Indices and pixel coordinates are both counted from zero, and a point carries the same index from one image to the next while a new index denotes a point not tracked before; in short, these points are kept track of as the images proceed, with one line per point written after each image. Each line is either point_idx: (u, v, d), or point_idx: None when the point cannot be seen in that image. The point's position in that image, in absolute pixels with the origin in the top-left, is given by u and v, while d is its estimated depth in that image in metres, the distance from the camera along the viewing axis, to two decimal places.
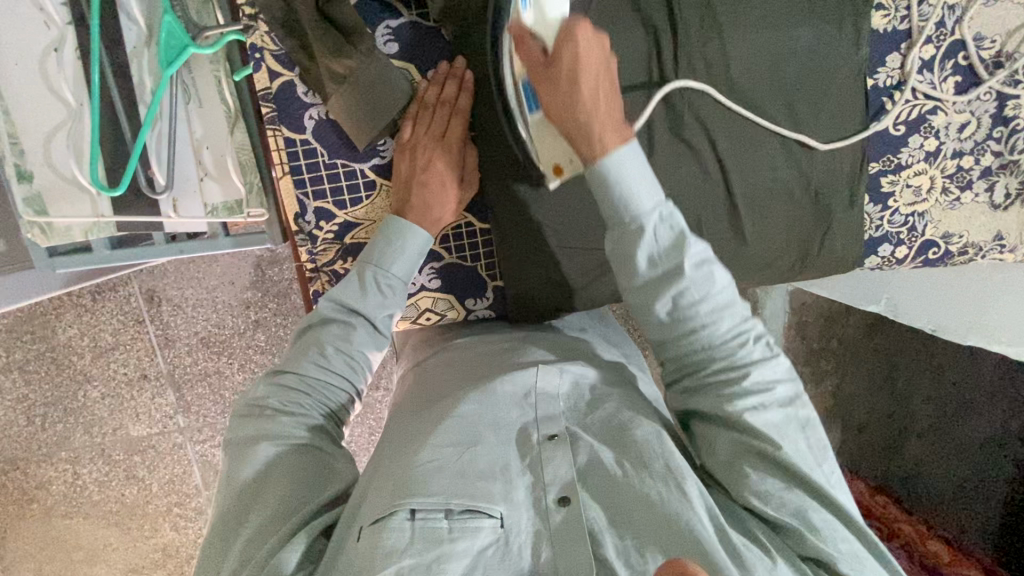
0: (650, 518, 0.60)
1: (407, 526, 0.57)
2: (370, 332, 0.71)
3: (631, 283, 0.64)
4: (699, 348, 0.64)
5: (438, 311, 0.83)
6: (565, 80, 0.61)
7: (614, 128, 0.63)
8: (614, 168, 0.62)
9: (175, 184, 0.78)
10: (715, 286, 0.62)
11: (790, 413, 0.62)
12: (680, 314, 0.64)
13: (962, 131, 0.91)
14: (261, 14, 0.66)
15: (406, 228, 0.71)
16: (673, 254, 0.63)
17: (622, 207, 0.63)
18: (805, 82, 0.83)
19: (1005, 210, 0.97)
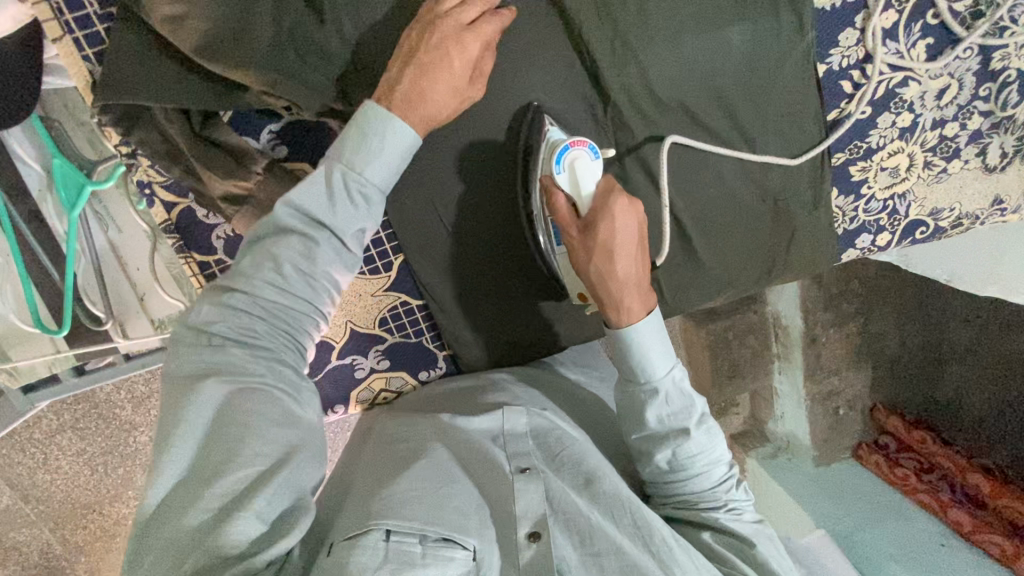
0: (620, 561, 0.58)
1: (380, 545, 0.54)
2: (338, 251, 0.58)
3: (636, 432, 0.65)
4: (693, 488, 0.65)
5: (393, 389, 0.82)
6: (598, 253, 0.62)
7: (640, 297, 0.64)
8: (639, 333, 0.63)
9: (116, 311, 0.79)
10: (714, 444, 0.64)
11: (761, 532, 0.65)
12: (678, 465, 0.64)
13: (941, 97, 0.80)
14: (139, 149, 0.63)
15: (385, 121, 0.57)
16: (681, 416, 0.64)
17: (638, 369, 0.64)
18: (747, 84, 0.74)
19: (1003, 170, 0.86)
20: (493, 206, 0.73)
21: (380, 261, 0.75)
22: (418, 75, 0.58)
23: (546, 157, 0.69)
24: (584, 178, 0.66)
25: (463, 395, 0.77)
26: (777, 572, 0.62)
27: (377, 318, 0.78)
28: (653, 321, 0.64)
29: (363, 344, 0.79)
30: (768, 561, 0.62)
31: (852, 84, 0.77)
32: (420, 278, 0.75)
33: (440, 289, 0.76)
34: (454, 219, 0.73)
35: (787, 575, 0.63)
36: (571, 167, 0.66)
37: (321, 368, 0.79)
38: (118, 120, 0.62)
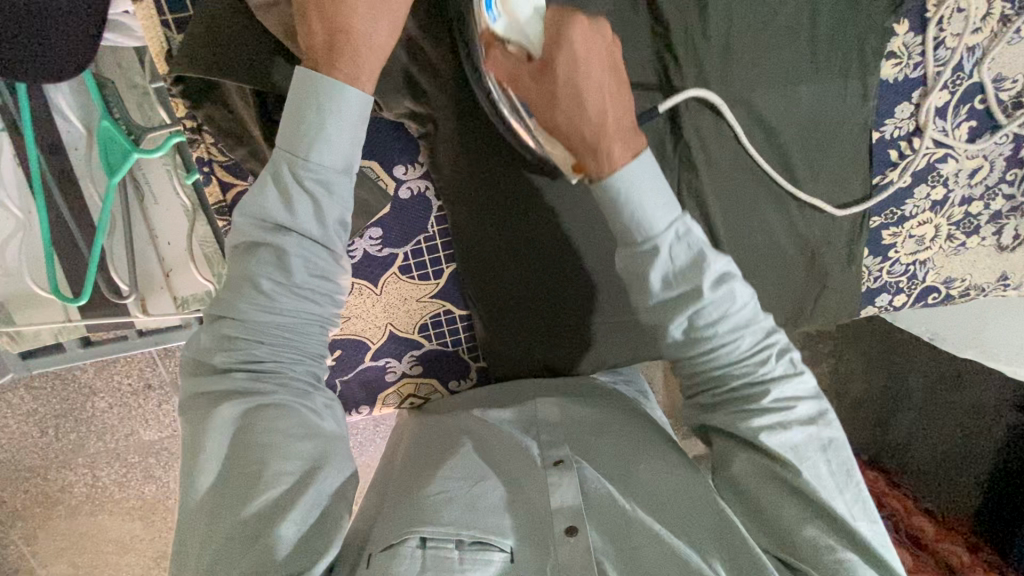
0: (660, 550, 0.54)
1: (416, 554, 0.53)
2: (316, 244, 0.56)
3: (644, 305, 0.58)
4: (723, 363, 0.58)
5: (421, 395, 0.81)
6: (563, 92, 0.57)
7: (624, 142, 0.57)
8: (627, 176, 0.55)
9: (140, 284, 0.75)
10: (736, 303, 0.57)
11: (812, 431, 0.57)
12: (695, 335, 0.58)
13: (973, 176, 0.85)
14: (205, 125, 0.60)
15: (312, 84, 0.53)
16: (692, 275, 0.56)
17: (634, 226, 0.56)
18: (806, 140, 0.77)
19: (1013, 251, 0.92)
20: (565, 224, 0.73)
21: (432, 268, 0.74)
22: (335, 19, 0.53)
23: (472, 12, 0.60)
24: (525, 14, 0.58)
25: (507, 394, 0.75)
26: (822, 489, 0.55)
27: (419, 325, 0.77)
28: (643, 167, 0.56)
29: (399, 347, 0.77)
30: (812, 483, 0.55)
31: (898, 154, 0.81)
32: (466, 281, 0.75)
33: (481, 291, 0.75)
34: (507, 223, 0.72)
35: (836, 484, 0.56)
36: (507, 7, 0.57)
37: (352, 367, 0.77)
38: (189, 94, 0.59)
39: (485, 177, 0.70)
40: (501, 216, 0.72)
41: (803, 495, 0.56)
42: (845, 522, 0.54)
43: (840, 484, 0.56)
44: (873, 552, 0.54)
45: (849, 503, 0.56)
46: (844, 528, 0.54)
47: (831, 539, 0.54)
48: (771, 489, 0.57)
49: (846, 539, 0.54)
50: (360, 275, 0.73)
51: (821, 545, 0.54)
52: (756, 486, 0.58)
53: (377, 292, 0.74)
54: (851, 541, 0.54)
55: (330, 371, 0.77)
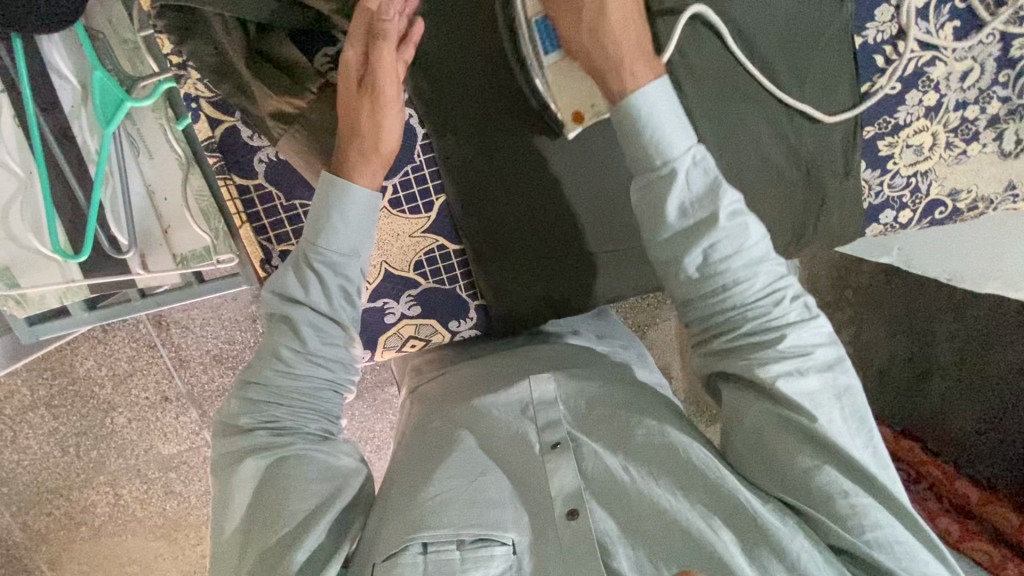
0: (661, 521, 0.56)
1: (419, 560, 0.53)
2: (327, 317, 0.61)
3: (658, 237, 0.60)
4: (737, 300, 0.58)
5: (422, 337, 0.80)
6: (586, 13, 0.60)
7: (645, 64, 0.61)
8: (646, 103, 0.59)
9: (139, 241, 0.76)
10: (751, 237, 0.58)
11: (827, 377, 0.56)
12: (711, 269, 0.58)
13: (965, 79, 0.84)
14: (190, 60, 0.62)
15: (341, 190, 0.61)
16: (706, 202, 0.58)
17: (653, 146, 0.59)
18: (788, 52, 0.77)
19: (1018, 157, 0.90)
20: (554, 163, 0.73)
21: (422, 201, 0.75)
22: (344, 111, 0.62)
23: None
24: None
25: (503, 368, 0.74)
26: (839, 434, 0.55)
27: (413, 261, 0.77)
28: (664, 92, 0.60)
29: (396, 288, 0.77)
30: (828, 432, 0.54)
31: (884, 59, 0.80)
32: (455, 217, 0.75)
33: (477, 231, 0.75)
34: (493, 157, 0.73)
35: (853, 428, 0.55)
36: None
37: None
38: (173, 28, 0.61)
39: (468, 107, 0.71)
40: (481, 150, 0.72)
41: (812, 446, 0.56)
42: (858, 464, 0.54)
43: (854, 430, 0.55)
44: (880, 492, 0.54)
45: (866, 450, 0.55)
46: (854, 469, 0.55)
47: (839, 478, 0.54)
48: (781, 436, 0.56)
49: (851, 473, 0.55)
50: None
51: (835, 492, 0.54)
52: (770, 445, 0.57)
53: None
54: (862, 484, 0.55)
55: None
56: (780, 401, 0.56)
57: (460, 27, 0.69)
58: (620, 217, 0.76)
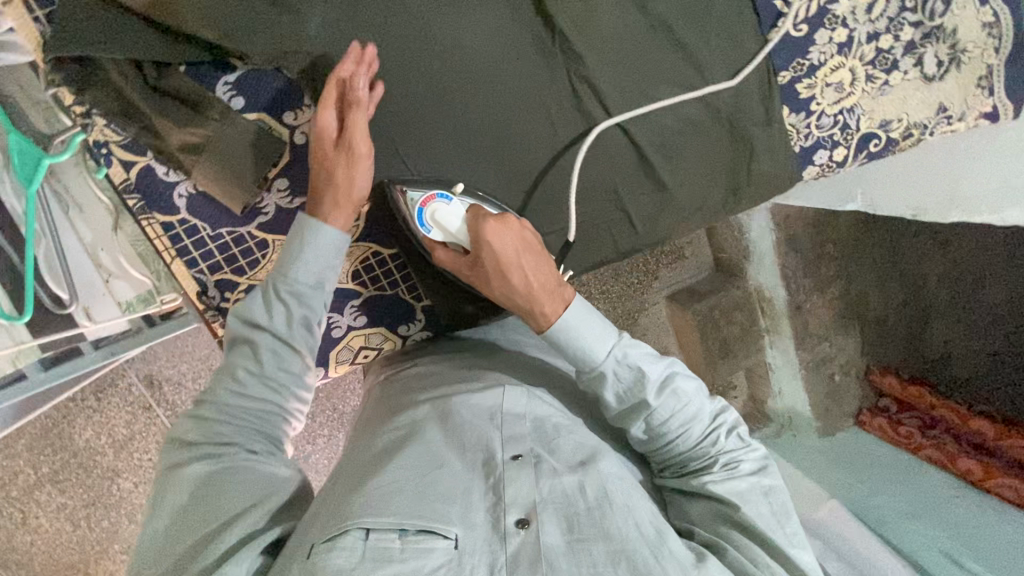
0: (608, 547, 0.54)
1: (358, 546, 0.51)
2: (283, 346, 0.62)
3: (607, 416, 0.67)
4: (677, 451, 0.66)
5: (373, 346, 0.80)
6: (492, 274, 0.67)
7: (552, 297, 0.66)
8: (561, 331, 0.65)
9: (81, 294, 0.77)
10: (683, 403, 0.65)
11: (756, 482, 0.63)
12: (653, 431, 0.66)
13: (871, 11, 0.84)
14: (93, 108, 0.64)
15: (311, 229, 0.63)
16: (638, 390, 0.65)
17: (579, 357, 0.65)
18: (686, 10, 0.77)
19: (943, 79, 0.91)
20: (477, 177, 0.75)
21: None
22: (317, 177, 0.65)
23: (408, 220, 0.72)
24: (451, 220, 0.69)
25: (460, 370, 0.75)
26: (769, 532, 0.60)
27: (350, 272, 0.77)
28: (576, 308, 0.66)
29: (338, 301, 0.77)
30: (756, 521, 0.60)
31: (784, 3, 0.81)
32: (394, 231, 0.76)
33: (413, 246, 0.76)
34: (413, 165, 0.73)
35: (784, 531, 0.60)
36: (436, 221, 0.69)
37: None
38: (70, 79, 0.63)
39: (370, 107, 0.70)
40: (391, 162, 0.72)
41: (747, 535, 0.60)
42: (781, 549, 0.59)
43: (784, 528, 0.61)
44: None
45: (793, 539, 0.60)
46: (784, 557, 0.59)
47: (766, 557, 0.59)
48: (719, 528, 0.62)
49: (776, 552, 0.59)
50: (277, 231, 0.72)
51: (765, 567, 0.58)
52: (710, 529, 0.62)
53: None
54: (787, 565, 0.59)
55: None
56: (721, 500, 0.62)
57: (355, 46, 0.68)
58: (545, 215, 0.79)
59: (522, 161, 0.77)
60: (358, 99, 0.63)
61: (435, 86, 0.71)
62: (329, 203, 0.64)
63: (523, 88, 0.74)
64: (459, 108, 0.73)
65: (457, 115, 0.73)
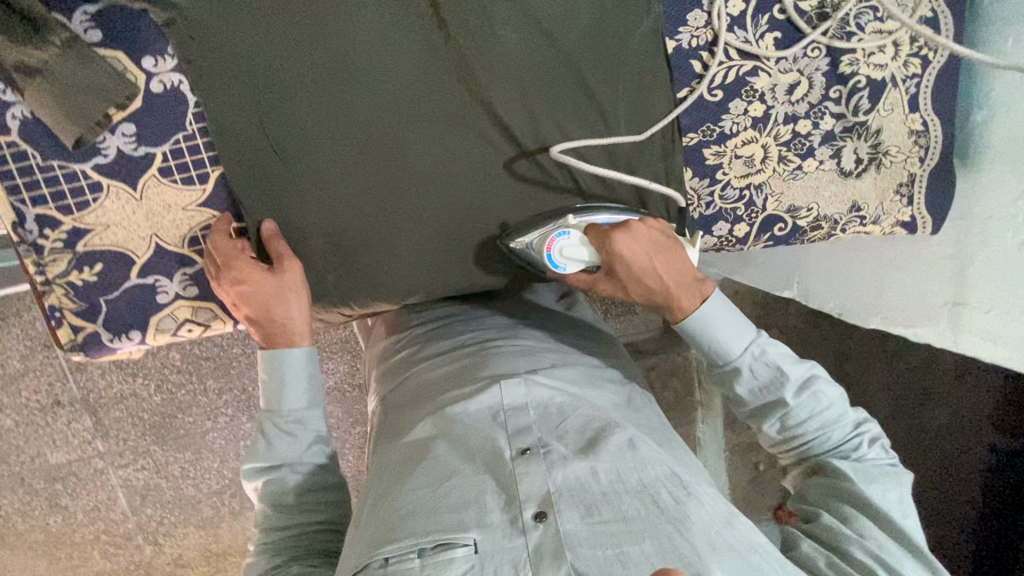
0: (628, 527, 0.55)
1: (379, 574, 0.53)
2: (300, 464, 0.69)
3: (744, 409, 0.74)
4: (817, 448, 0.71)
5: (200, 322, 0.74)
6: (637, 278, 0.72)
7: (690, 293, 0.73)
8: (696, 328, 0.72)
9: None
10: (822, 405, 0.70)
11: (888, 471, 0.68)
12: (787, 428, 0.72)
13: (792, 92, 0.83)
14: None
15: (275, 359, 0.69)
16: (773, 388, 0.71)
17: (715, 353, 0.72)
18: (596, 48, 0.75)
19: (860, 176, 0.88)
20: (359, 181, 0.72)
21: (195, 171, 0.69)
22: (269, 314, 0.69)
23: (534, 260, 0.75)
24: (582, 251, 0.73)
25: (457, 374, 0.75)
26: (890, 512, 0.64)
27: (188, 238, 0.71)
28: (712, 304, 0.72)
29: (169, 264, 0.72)
30: (878, 502, 0.64)
31: (701, 65, 0.79)
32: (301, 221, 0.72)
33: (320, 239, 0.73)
34: (307, 167, 0.70)
35: (912, 521, 0.65)
36: (565, 257, 0.73)
37: (117, 284, 0.71)
38: None
39: (248, 102, 0.68)
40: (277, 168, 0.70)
41: (874, 514, 0.64)
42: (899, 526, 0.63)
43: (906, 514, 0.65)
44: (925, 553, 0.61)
45: (912, 525, 0.64)
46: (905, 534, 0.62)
47: (878, 533, 0.62)
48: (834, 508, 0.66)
49: (886, 531, 0.63)
50: (115, 176, 0.68)
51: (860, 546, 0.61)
52: (822, 506, 0.67)
53: (137, 197, 0.69)
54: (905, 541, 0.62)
55: (92, 289, 0.71)
56: (837, 489, 0.67)
57: (238, 28, 0.66)
58: (456, 231, 0.77)
59: (410, 174, 0.73)
60: (270, 232, 0.70)
61: (322, 91, 0.69)
62: (293, 325, 0.70)
63: (421, 96, 0.72)
64: (357, 122, 0.70)
65: (350, 118, 0.70)
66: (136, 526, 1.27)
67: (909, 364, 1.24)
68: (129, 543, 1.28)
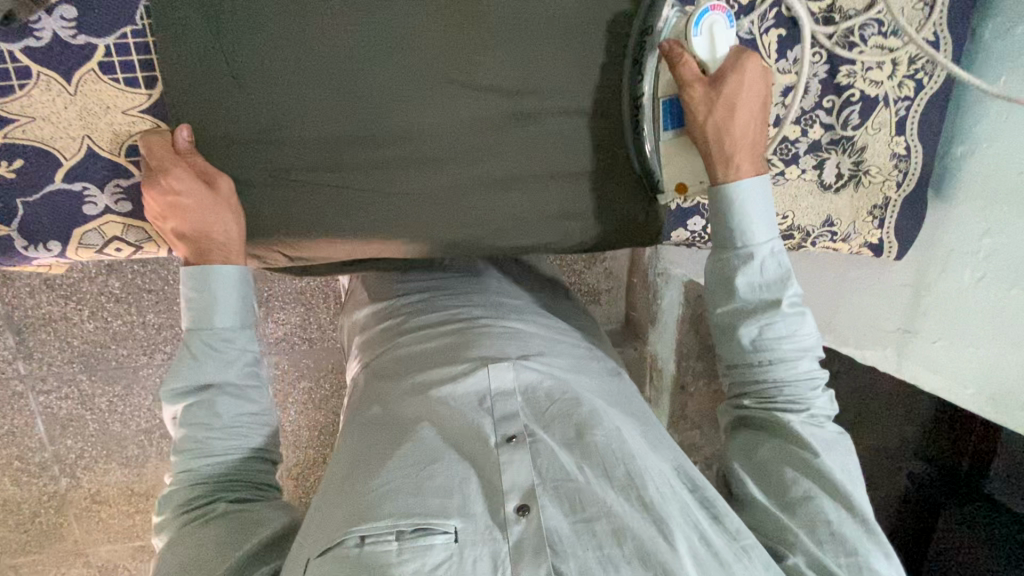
0: (612, 525, 0.53)
1: (353, 553, 0.50)
2: (233, 393, 0.65)
3: (728, 306, 0.70)
4: (773, 376, 0.70)
5: (130, 242, 0.68)
6: (728, 105, 0.67)
7: (752, 164, 0.70)
8: (749, 195, 0.68)
9: None
10: (804, 330, 0.69)
11: (828, 427, 0.69)
12: (763, 344, 0.69)
13: (787, 95, 0.81)
14: None
15: (205, 276, 0.64)
16: (776, 288, 0.68)
17: (737, 234, 0.69)
18: (596, 12, 0.70)
19: (838, 192, 0.89)
20: (321, 133, 0.66)
21: (142, 73, 0.62)
22: (197, 232, 0.64)
23: (677, 25, 0.69)
24: (717, 46, 0.68)
25: (445, 352, 0.73)
26: (842, 482, 0.65)
27: (127, 146, 0.65)
28: (761, 184, 0.69)
29: (101, 174, 0.65)
30: (829, 470, 0.65)
31: None
32: (299, 177, 0.68)
33: (324, 195, 0.68)
34: (296, 118, 0.65)
35: (853, 482, 0.66)
36: (709, 32, 0.67)
37: (38, 186, 0.64)
38: None
39: (228, 37, 0.62)
40: (278, 116, 0.65)
41: (823, 482, 0.65)
42: (845, 499, 0.64)
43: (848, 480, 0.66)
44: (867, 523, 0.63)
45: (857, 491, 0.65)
46: (850, 505, 0.63)
47: (826, 509, 0.64)
48: (784, 472, 0.67)
49: (840, 504, 0.64)
50: (47, 64, 0.61)
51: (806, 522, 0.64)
52: (775, 471, 0.67)
53: (70, 92, 0.62)
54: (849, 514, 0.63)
55: (9, 188, 0.64)
56: (801, 469, 0.66)
57: None
58: (467, 212, 0.72)
59: (405, 137, 0.68)
60: (184, 142, 0.63)
61: (312, 35, 0.64)
62: (230, 247, 0.65)
63: (417, 50, 0.66)
64: (354, 77, 0.66)
65: (344, 71, 0.65)
66: (53, 456, 1.20)
67: (852, 386, 1.26)
68: (43, 474, 1.21)
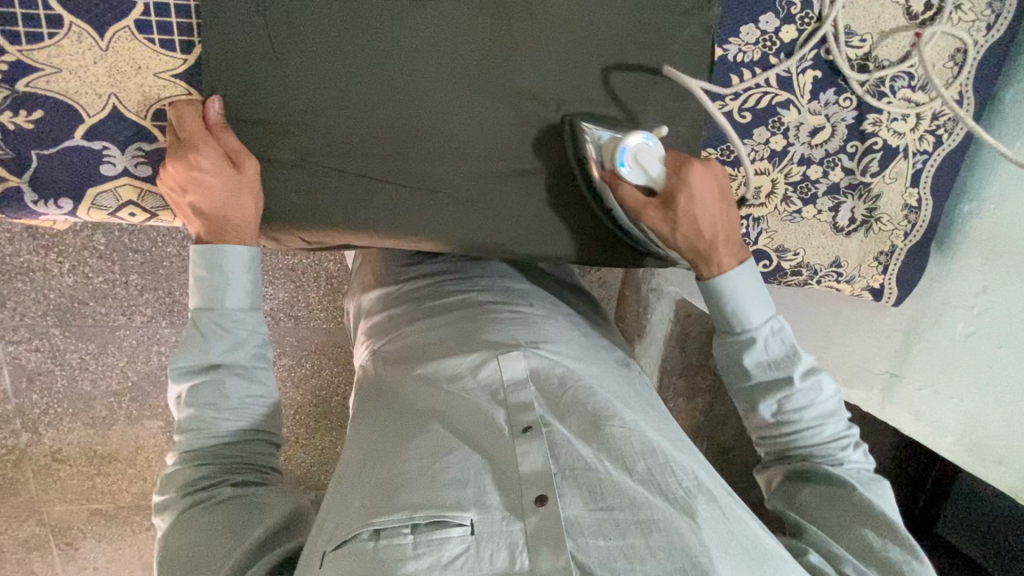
0: (633, 515, 0.53)
1: (368, 547, 0.51)
2: (241, 374, 0.64)
3: (742, 383, 0.72)
4: (797, 441, 0.72)
5: (146, 207, 0.66)
6: (688, 222, 0.67)
7: (730, 251, 0.70)
8: (733, 291, 0.69)
9: None
10: (822, 395, 0.71)
11: (866, 475, 0.71)
12: (783, 412, 0.71)
13: (814, 135, 0.83)
14: None
15: (221, 251, 0.63)
16: (785, 363, 0.70)
17: (735, 320, 0.70)
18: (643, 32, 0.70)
19: (849, 235, 0.90)
20: (356, 119, 0.65)
21: (179, 36, 0.60)
22: (221, 209, 0.62)
23: (606, 154, 0.68)
24: (649, 164, 0.67)
25: (459, 338, 0.73)
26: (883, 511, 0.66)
27: (154, 109, 0.62)
28: (746, 270, 0.70)
29: (124, 134, 0.63)
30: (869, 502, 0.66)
31: (739, 80, 0.79)
32: (337, 145, 0.66)
33: (364, 164, 0.67)
34: (332, 99, 0.64)
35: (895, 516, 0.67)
36: (637, 162, 0.66)
37: (55, 139, 0.62)
38: None
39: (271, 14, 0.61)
40: (316, 91, 0.63)
41: (864, 516, 0.66)
42: (889, 526, 0.64)
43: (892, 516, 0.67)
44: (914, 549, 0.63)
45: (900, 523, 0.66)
46: (895, 533, 0.64)
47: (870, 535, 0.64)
48: (826, 509, 0.67)
49: (884, 531, 0.64)
50: (81, 15, 0.58)
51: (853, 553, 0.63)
52: (818, 511, 0.68)
53: (101, 47, 0.60)
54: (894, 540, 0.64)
55: (25, 137, 0.61)
56: (837, 504, 0.67)
57: None
58: (499, 205, 0.72)
59: (440, 133, 0.67)
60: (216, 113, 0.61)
61: (355, 20, 0.62)
62: (248, 225, 0.64)
63: (460, 46, 0.65)
64: (392, 67, 0.64)
65: (382, 61, 0.64)
66: (16, 409, 1.16)
67: None
68: (5, 426, 1.17)
